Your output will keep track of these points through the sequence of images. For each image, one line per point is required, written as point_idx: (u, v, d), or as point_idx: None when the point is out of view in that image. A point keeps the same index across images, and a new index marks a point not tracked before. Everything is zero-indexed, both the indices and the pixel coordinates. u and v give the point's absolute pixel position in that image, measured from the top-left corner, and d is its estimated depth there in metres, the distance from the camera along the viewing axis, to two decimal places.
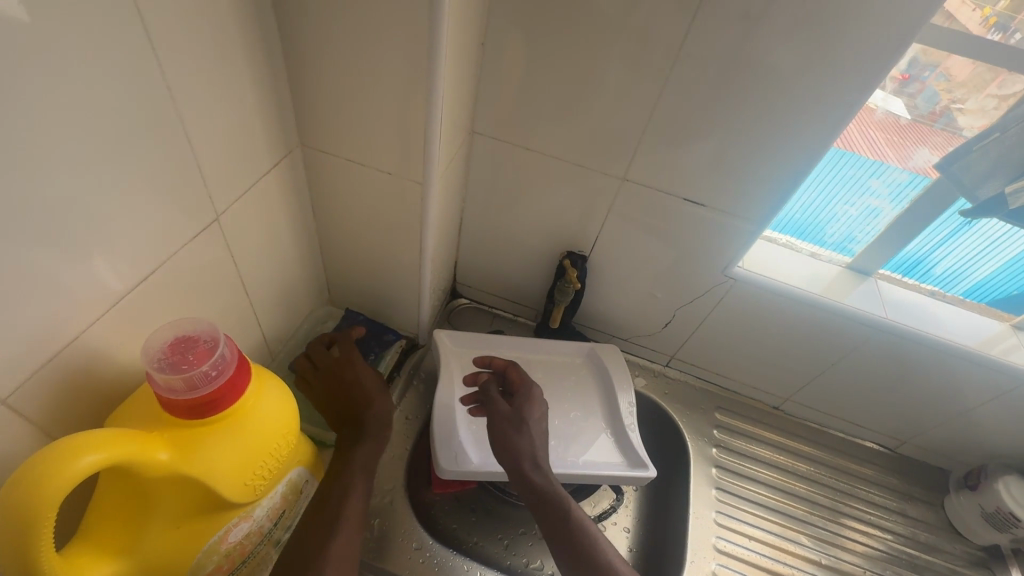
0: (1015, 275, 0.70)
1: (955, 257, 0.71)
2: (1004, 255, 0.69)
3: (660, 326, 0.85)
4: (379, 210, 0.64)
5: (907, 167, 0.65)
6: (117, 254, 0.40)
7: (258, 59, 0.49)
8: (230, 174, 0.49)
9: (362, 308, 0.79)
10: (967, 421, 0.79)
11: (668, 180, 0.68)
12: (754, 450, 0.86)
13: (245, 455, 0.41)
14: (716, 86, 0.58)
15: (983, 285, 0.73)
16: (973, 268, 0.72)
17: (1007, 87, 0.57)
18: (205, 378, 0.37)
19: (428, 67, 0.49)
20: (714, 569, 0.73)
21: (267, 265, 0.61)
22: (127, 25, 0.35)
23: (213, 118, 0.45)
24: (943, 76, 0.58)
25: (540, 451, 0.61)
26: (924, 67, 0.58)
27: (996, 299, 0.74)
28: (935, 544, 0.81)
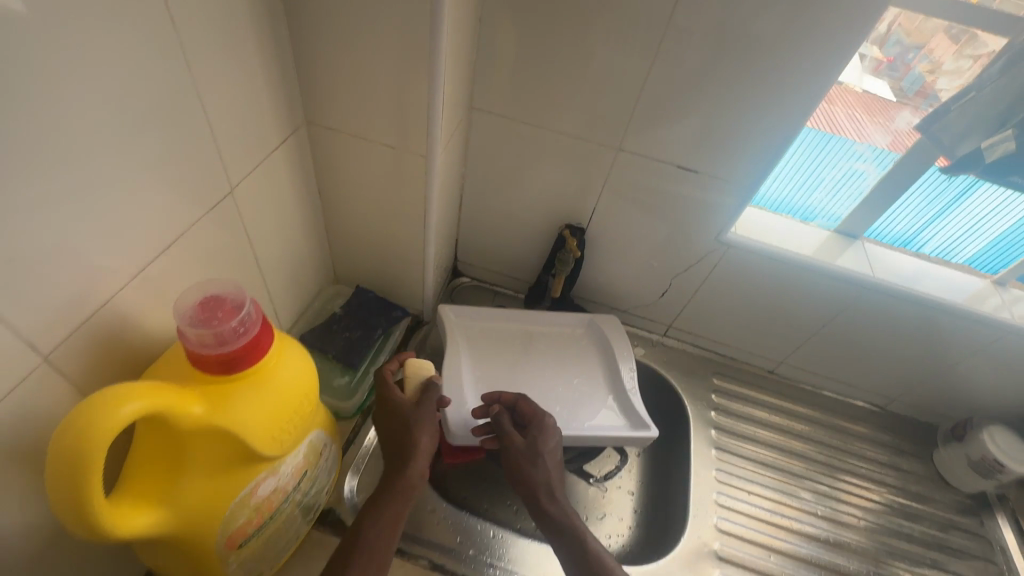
0: (1000, 251, 0.75)
1: (944, 235, 0.76)
2: (990, 232, 0.74)
3: (657, 295, 0.88)
4: (383, 187, 0.66)
5: (891, 130, 0.68)
6: (141, 222, 0.42)
7: (265, 35, 0.50)
8: (242, 149, 0.51)
9: (367, 286, 0.81)
10: (953, 375, 0.82)
11: (662, 149, 0.70)
12: (750, 412, 0.89)
13: (271, 412, 0.43)
14: (708, 53, 0.60)
15: (959, 249, 0.77)
16: (960, 245, 0.76)
17: (981, 47, 0.60)
18: (234, 334, 0.40)
19: (430, 39, 0.51)
20: (716, 523, 0.76)
21: (277, 241, 0.62)
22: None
23: (226, 93, 0.47)
24: (927, 57, 0.63)
25: (554, 481, 0.63)
26: (910, 49, 0.63)
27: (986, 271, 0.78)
28: (926, 494, 0.84)
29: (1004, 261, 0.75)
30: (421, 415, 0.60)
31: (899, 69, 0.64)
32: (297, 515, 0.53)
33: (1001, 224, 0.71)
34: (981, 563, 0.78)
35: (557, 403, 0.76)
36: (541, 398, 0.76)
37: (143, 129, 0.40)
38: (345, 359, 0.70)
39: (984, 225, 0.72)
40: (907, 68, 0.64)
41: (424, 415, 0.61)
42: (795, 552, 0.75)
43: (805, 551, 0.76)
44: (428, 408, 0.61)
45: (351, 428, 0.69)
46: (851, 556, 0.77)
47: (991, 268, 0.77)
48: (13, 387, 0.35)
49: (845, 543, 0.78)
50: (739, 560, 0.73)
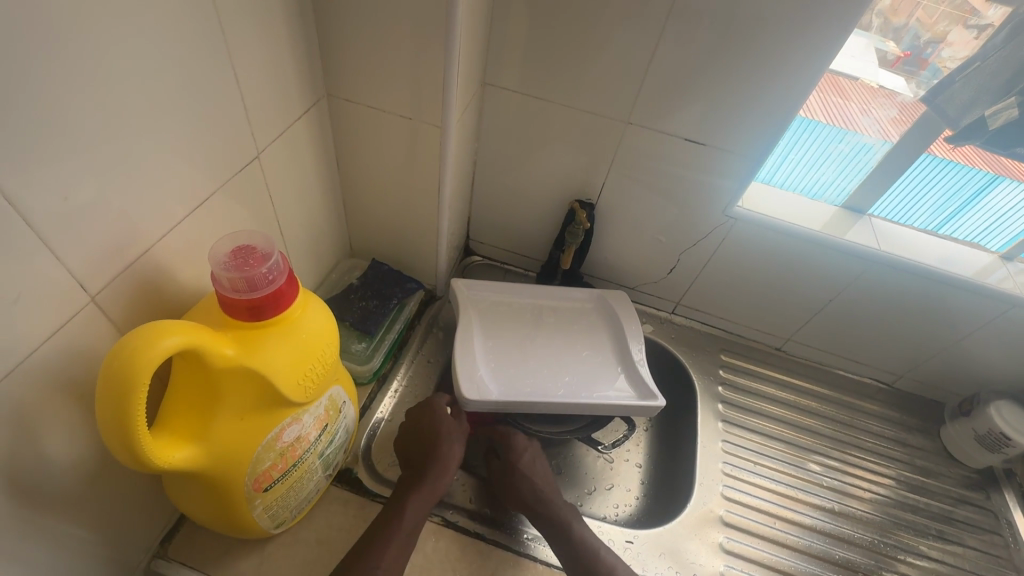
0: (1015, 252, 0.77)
1: (963, 233, 0.78)
2: (1008, 232, 0.76)
3: (664, 272, 0.90)
4: (399, 159, 0.68)
5: (892, 104, 0.70)
6: (177, 178, 0.44)
7: (289, 6, 0.53)
8: (268, 116, 0.54)
9: (382, 260, 0.83)
10: (959, 351, 0.83)
11: (671, 123, 0.71)
12: (757, 388, 0.90)
13: (297, 360, 0.46)
14: (717, 26, 0.62)
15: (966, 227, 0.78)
16: (978, 243, 0.79)
17: (985, 16, 0.61)
18: (264, 281, 0.42)
19: (447, 10, 0.53)
20: (722, 492, 0.77)
21: (298, 210, 0.65)
22: None
23: (254, 60, 0.49)
24: (948, 52, 0.65)
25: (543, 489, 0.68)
26: (930, 44, 0.66)
27: None
28: (932, 469, 0.85)
29: (1011, 240, 0.77)
30: (453, 431, 0.69)
31: (918, 64, 0.68)
32: (317, 468, 0.56)
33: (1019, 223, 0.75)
34: (986, 535, 0.79)
35: (566, 372, 0.78)
36: (550, 368, 0.78)
37: (179, 89, 0.42)
38: (361, 326, 0.73)
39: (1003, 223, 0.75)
40: (924, 62, 0.67)
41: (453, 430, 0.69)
42: (801, 521, 0.77)
43: (810, 520, 0.77)
44: (460, 431, 0.70)
45: (367, 395, 0.72)
46: (856, 525, 0.78)
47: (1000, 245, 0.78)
48: (62, 323, 0.38)
49: (851, 513, 0.79)
50: (745, 527, 0.74)
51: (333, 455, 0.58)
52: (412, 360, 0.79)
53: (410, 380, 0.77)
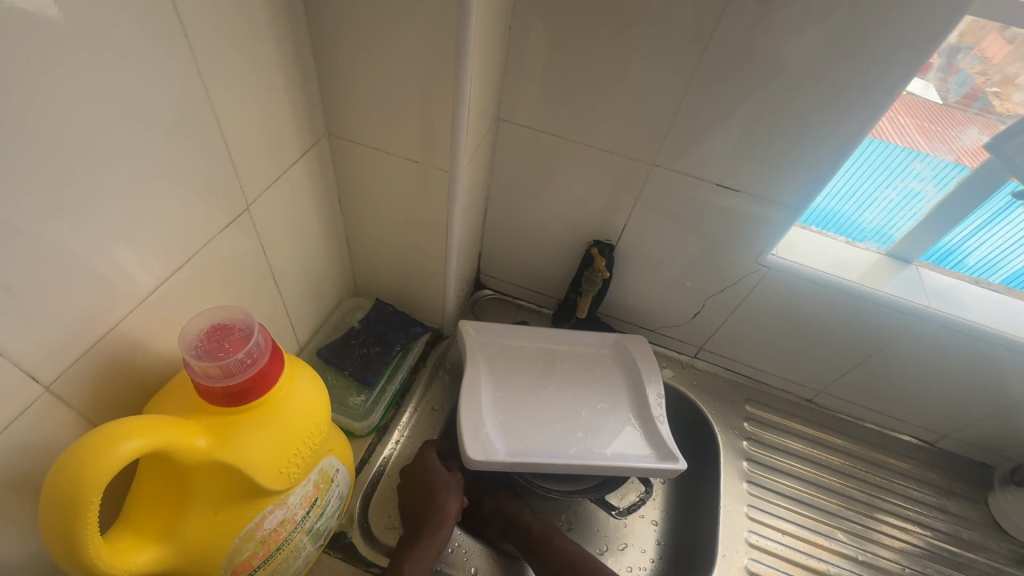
0: None
1: (990, 246, 0.69)
2: None
3: (687, 316, 0.84)
4: (406, 202, 0.64)
5: (952, 148, 0.62)
6: (152, 245, 0.40)
7: (286, 47, 0.49)
8: (259, 165, 0.49)
9: (387, 299, 0.79)
10: (1013, 414, 0.76)
11: (699, 166, 0.66)
12: (785, 443, 0.84)
13: (279, 444, 0.41)
14: (752, 67, 0.56)
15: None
16: (1008, 259, 0.69)
17: None
18: (241, 364, 0.38)
19: (457, 53, 0.48)
20: (746, 563, 0.72)
21: (294, 257, 0.61)
22: (158, 12, 0.35)
23: (243, 109, 0.45)
24: (978, 58, 0.56)
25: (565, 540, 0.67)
26: (962, 50, 0.56)
27: None
28: (977, 542, 0.78)
29: None
30: (451, 484, 0.64)
31: (948, 69, 0.57)
32: (307, 544, 0.51)
33: None
34: None
35: (577, 427, 0.72)
36: (562, 423, 0.72)
37: (156, 150, 0.38)
38: (361, 377, 0.69)
39: None
40: (956, 69, 0.57)
41: (451, 482, 0.64)
42: None
43: None
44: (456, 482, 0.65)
45: (364, 447, 0.68)
46: None
47: None
48: (13, 417, 0.34)
49: None
50: None
51: (327, 527, 0.53)
52: (417, 406, 0.74)
53: (414, 430, 0.72)
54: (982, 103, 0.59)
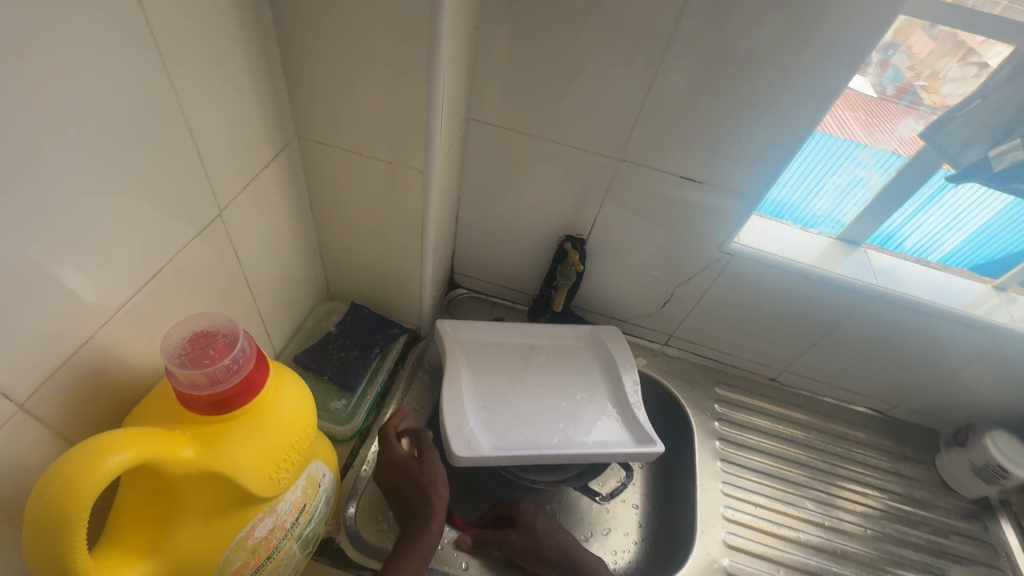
0: (980, 243, 0.75)
1: (925, 230, 0.75)
2: (971, 225, 0.73)
3: (657, 305, 0.87)
4: (379, 203, 0.64)
5: (892, 138, 0.67)
6: (125, 255, 0.39)
7: (253, 50, 0.48)
8: (230, 170, 0.49)
9: (362, 303, 0.78)
10: (954, 381, 0.82)
11: (664, 160, 0.69)
12: (753, 421, 0.88)
13: (267, 451, 0.41)
14: (709, 65, 0.59)
15: (956, 254, 0.77)
16: (941, 239, 0.76)
17: (980, 55, 0.60)
18: (226, 372, 0.37)
19: (428, 53, 0.48)
20: (724, 537, 0.75)
21: (267, 263, 0.60)
22: (126, 16, 0.34)
23: (212, 112, 0.44)
24: (907, 54, 0.61)
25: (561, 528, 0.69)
26: (892, 46, 0.60)
27: (964, 268, 0.78)
28: (929, 500, 0.84)
29: (971, 234, 0.74)
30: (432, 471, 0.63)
31: (881, 64, 0.62)
32: (296, 552, 0.51)
33: (980, 217, 0.71)
34: (986, 569, 0.78)
35: (557, 416, 0.74)
36: (544, 415, 0.74)
37: (125, 155, 0.37)
38: (341, 381, 0.68)
39: (964, 218, 0.72)
40: (888, 64, 0.61)
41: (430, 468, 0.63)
42: (802, 566, 0.74)
43: (812, 563, 0.75)
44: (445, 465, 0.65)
45: (349, 451, 0.67)
46: (857, 566, 0.76)
47: (961, 241, 0.75)
48: None
49: (852, 553, 0.77)
50: None
51: (314, 534, 0.53)
52: (398, 408, 0.74)
53: None
54: (912, 98, 0.64)
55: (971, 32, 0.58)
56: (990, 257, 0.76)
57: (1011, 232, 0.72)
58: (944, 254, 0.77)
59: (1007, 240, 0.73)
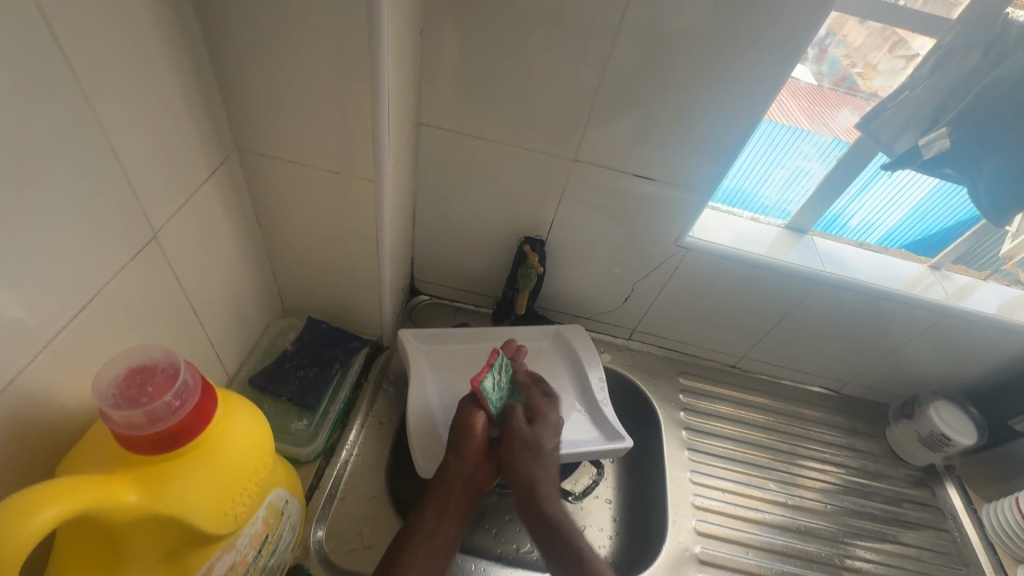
0: (917, 221, 0.80)
1: (868, 208, 0.80)
2: (908, 202, 0.79)
3: (620, 301, 0.88)
4: (331, 215, 0.61)
5: (831, 128, 0.70)
6: (48, 287, 0.37)
7: (183, 61, 0.45)
8: (164, 188, 0.46)
9: (320, 317, 0.76)
10: (899, 357, 0.87)
11: (618, 158, 0.69)
12: (716, 408, 0.90)
13: (220, 487, 0.38)
14: (656, 63, 0.60)
15: (896, 232, 0.82)
16: (882, 217, 0.81)
17: (910, 47, 0.62)
18: (168, 409, 0.35)
19: (371, 61, 0.47)
20: (696, 525, 0.77)
21: (213, 282, 0.57)
22: (30, 29, 0.31)
23: (139, 130, 0.42)
24: (842, 43, 0.64)
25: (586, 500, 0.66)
26: (828, 35, 0.63)
27: (906, 245, 0.82)
28: (881, 472, 0.89)
29: (909, 211, 0.79)
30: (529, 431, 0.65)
31: (819, 52, 0.65)
32: None
33: (916, 192, 0.77)
34: (936, 533, 0.83)
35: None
36: None
37: (42, 182, 0.34)
38: (300, 401, 0.65)
39: (903, 194, 0.78)
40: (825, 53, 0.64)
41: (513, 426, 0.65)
42: (769, 546, 0.77)
43: (779, 543, 0.78)
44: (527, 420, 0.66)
45: (314, 473, 0.65)
46: (820, 541, 0.79)
47: (902, 217, 0.80)
48: None
49: (815, 529, 0.80)
50: (720, 562, 0.74)
51: (280, 561, 0.52)
52: (363, 423, 0.72)
53: (363, 448, 0.70)
54: (850, 85, 0.67)
55: (900, 27, 0.61)
56: (928, 233, 0.81)
57: (942, 207, 0.78)
58: (885, 231, 0.82)
59: (940, 215, 0.79)
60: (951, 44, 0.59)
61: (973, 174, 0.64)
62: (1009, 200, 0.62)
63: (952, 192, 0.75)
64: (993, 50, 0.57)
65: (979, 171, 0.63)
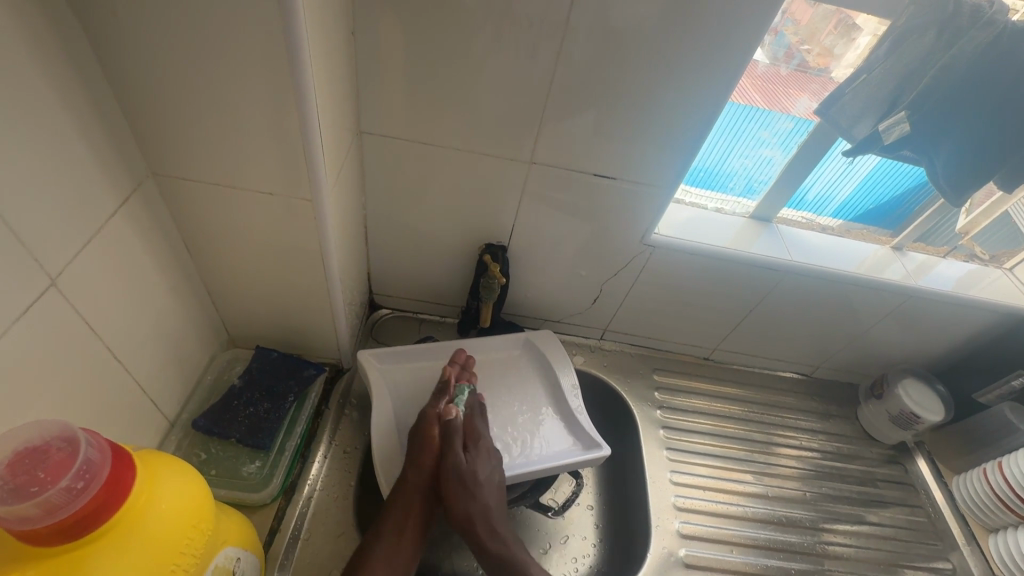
0: (870, 191, 0.78)
1: (822, 183, 0.77)
2: (861, 173, 0.75)
3: (589, 302, 0.85)
4: (269, 239, 0.56)
5: (792, 113, 0.68)
6: None
7: (68, 83, 0.40)
8: (56, 228, 0.40)
9: (270, 344, 0.71)
10: (866, 338, 0.87)
11: (575, 158, 0.66)
12: (691, 403, 0.89)
13: (146, 567, 0.34)
14: (606, 58, 0.57)
15: (849, 204, 0.80)
16: (836, 189, 0.78)
17: (863, 31, 0.62)
18: (68, 495, 0.30)
19: (293, 73, 0.42)
20: (678, 527, 0.75)
21: (136, 323, 0.51)
22: None
23: (15, 165, 0.36)
24: (790, 21, 0.61)
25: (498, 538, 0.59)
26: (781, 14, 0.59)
27: (859, 216, 0.82)
28: (855, 453, 0.89)
29: (862, 180, 0.76)
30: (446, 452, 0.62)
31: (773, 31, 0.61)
32: None
33: (867, 163, 0.74)
34: (910, 510, 0.84)
35: (493, 423, 0.72)
36: (497, 424, 0.72)
37: None
38: (251, 441, 0.61)
39: (855, 167, 0.74)
40: (775, 32, 0.61)
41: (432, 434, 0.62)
42: (752, 541, 0.76)
43: (761, 537, 0.77)
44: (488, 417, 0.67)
45: (273, 515, 0.60)
46: (800, 529, 0.79)
47: (853, 188, 0.78)
48: None
49: (795, 519, 0.80)
50: (705, 563, 0.73)
51: None
52: (327, 453, 0.67)
53: (327, 481, 0.65)
54: (799, 62, 0.65)
55: (860, 14, 0.60)
56: (878, 202, 0.80)
57: (893, 175, 0.75)
58: (840, 203, 0.80)
59: (892, 183, 0.76)
60: (905, 25, 0.58)
61: (931, 154, 0.63)
62: (966, 178, 0.62)
63: (898, 163, 0.73)
64: (947, 29, 0.55)
65: (936, 152, 0.62)
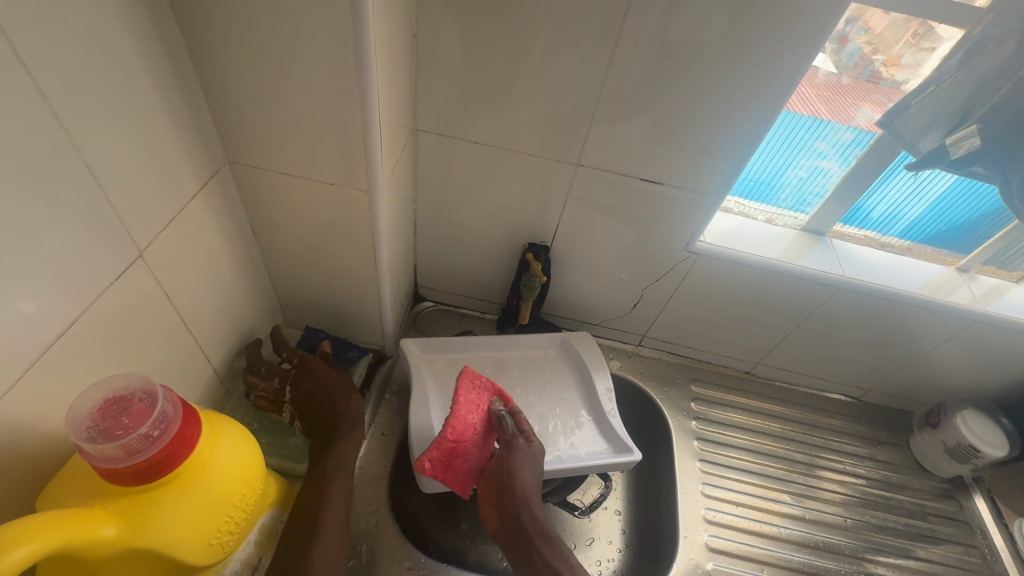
0: (941, 213, 0.74)
1: (889, 202, 0.74)
2: (932, 194, 0.72)
3: (628, 307, 0.85)
4: (325, 227, 0.60)
5: (852, 125, 0.66)
6: (26, 315, 0.36)
7: (165, 78, 0.44)
8: (147, 207, 0.45)
9: (320, 327, 0.75)
10: (924, 363, 0.83)
11: (623, 163, 0.66)
12: (730, 417, 0.87)
13: (204, 516, 0.38)
14: (659, 62, 0.57)
15: (918, 225, 0.76)
16: (905, 209, 0.75)
17: (940, 39, 0.58)
18: (145, 441, 0.34)
19: (358, 72, 0.45)
20: (707, 541, 0.74)
21: (206, 297, 0.56)
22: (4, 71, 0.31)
23: (114, 149, 0.41)
24: (863, 30, 0.59)
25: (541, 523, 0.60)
26: (849, 22, 0.58)
27: (928, 238, 0.78)
28: (905, 483, 0.85)
29: (935, 201, 0.73)
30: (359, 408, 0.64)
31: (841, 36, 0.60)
32: None
33: (941, 184, 0.71)
34: (963, 549, 0.79)
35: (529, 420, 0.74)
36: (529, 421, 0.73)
37: (21, 213, 0.35)
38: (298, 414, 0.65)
39: (926, 186, 0.71)
40: (845, 40, 0.60)
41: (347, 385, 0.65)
42: (785, 563, 0.74)
43: (796, 560, 0.75)
44: (528, 431, 0.65)
45: None
46: (838, 557, 0.76)
47: (927, 208, 0.74)
48: None
49: (834, 545, 0.77)
50: None
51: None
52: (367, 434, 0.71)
53: (366, 461, 0.69)
54: (870, 73, 0.62)
55: (938, 22, 0.57)
56: (952, 224, 0.75)
57: (969, 198, 0.71)
58: (909, 223, 0.76)
59: (968, 206, 0.72)
60: (981, 35, 0.54)
61: (1005, 170, 0.59)
62: None
63: (975, 184, 0.69)
64: None
65: (1011, 167, 0.59)
